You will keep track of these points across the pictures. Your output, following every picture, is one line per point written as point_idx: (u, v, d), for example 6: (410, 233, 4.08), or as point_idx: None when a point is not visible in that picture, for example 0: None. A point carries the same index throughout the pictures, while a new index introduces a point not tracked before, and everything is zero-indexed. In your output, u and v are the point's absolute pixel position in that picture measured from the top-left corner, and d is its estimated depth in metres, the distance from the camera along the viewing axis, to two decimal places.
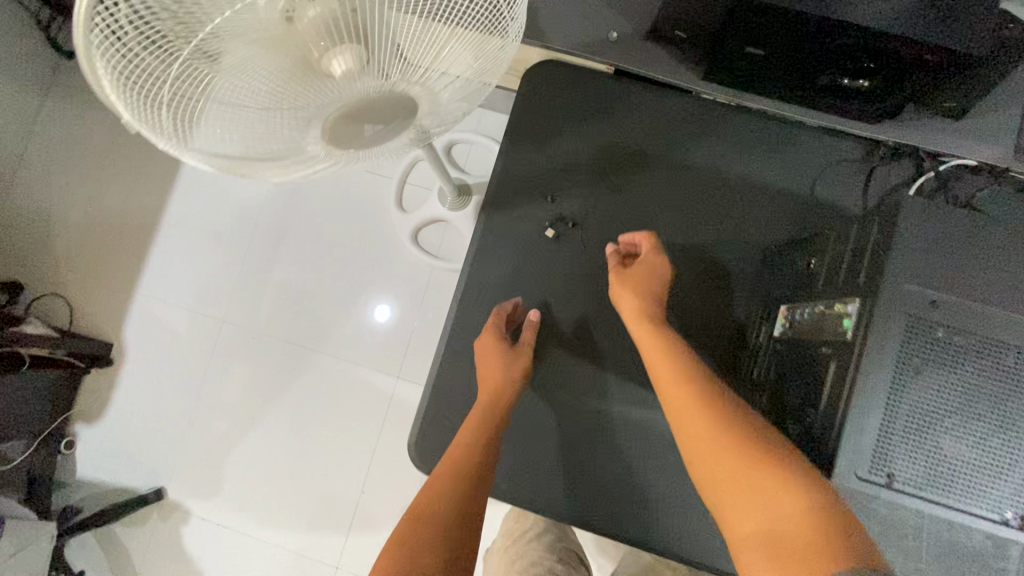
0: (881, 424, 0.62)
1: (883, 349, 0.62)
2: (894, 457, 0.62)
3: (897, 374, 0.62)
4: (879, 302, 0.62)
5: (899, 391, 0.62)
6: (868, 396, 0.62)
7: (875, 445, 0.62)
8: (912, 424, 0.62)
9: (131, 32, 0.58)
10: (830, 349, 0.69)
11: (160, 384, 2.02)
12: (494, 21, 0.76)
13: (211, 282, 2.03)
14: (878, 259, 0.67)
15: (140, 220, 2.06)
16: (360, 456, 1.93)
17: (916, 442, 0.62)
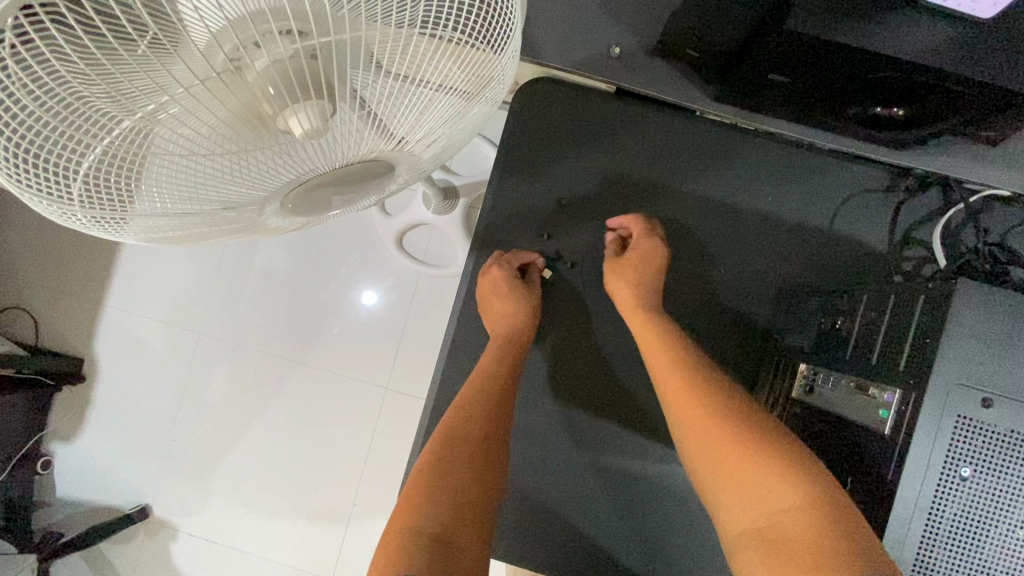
0: (924, 532, 0.57)
1: (927, 453, 0.56)
2: (938, 567, 0.57)
3: (943, 480, 0.56)
4: (925, 401, 0.56)
5: (944, 497, 0.56)
6: (910, 503, 0.56)
7: (917, 554, 0.57)
8: (956, 530, 0.56)
9: (33, 99, 0.48)
10: (864, 436, 0.63)
11: (136, 402, 1.90)
12: (482, 51, 0.65)
13: (185, 292, 1.90)
14: (919, 343, 0.60)
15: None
16: (351, 469, 1.84)
17: (960, 548, 0.56)
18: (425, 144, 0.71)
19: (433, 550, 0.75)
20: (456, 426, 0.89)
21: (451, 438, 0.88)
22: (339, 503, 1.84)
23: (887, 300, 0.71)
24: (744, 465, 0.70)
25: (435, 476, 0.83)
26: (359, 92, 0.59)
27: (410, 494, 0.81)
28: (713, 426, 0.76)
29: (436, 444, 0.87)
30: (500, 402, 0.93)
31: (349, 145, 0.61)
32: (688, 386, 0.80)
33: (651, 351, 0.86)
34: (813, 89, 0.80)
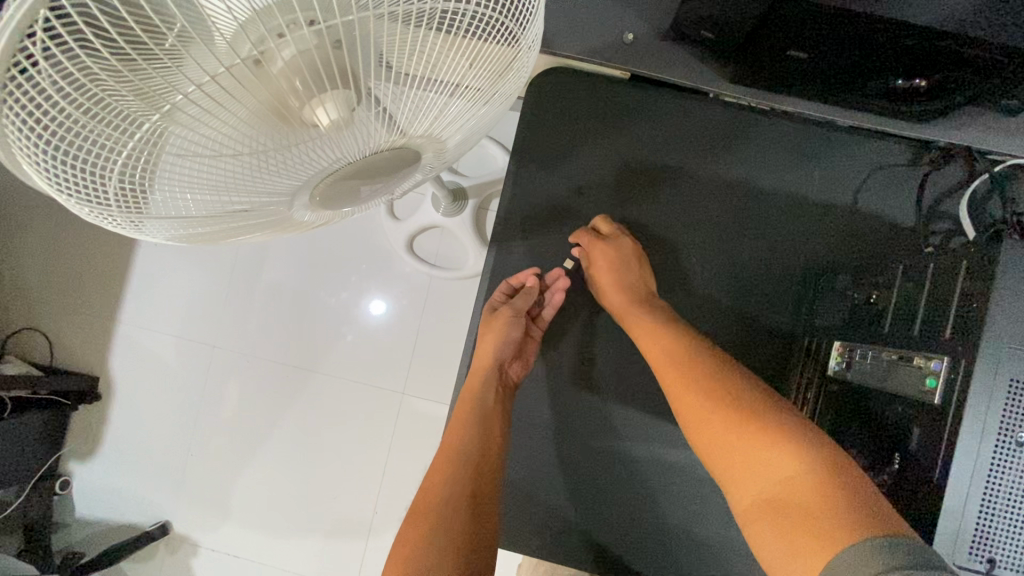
0: (981, 502, 0.55)
1: (982, 421, 0.54)
2: (996, 539, 0.55)
3: (999, 448, 0.54)
4: (978, 370, 0.54)
5: (1002, 465, 0.55)
6: (968, 474, 0.55)
7: (975, 526, 0.55)
8: (1014, 499, 0.55)
9: (62, 99, 0.47)
10: (913, 410, 0.62)
11: (152, 417, 1.89)
12: (498, 38, 0.63)
13: (198, 305, 1.90)
14: (963, 313, 0.59)
15: (114, 243, 1.90)
16: (370, 477, 1.83)
17: (1018, 516, 0.55)
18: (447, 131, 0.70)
19: None
20: (445, 467, 0.93)
21: (440, 481, 0.91)
22: (359, 512, 1.83)
23: (925, 271, 0.69)
24: (785, 471, 0.68)
25: (425, 518, 0.87)
26: (389, 78, 0.59)
27: (402, 542, 0.86)
28: (746, 434, 0.73)
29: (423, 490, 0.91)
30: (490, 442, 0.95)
31: (375, 132, 0.61)
32: (717, 398, 0.78)
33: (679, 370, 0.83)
34: (835, 66, 0.79)
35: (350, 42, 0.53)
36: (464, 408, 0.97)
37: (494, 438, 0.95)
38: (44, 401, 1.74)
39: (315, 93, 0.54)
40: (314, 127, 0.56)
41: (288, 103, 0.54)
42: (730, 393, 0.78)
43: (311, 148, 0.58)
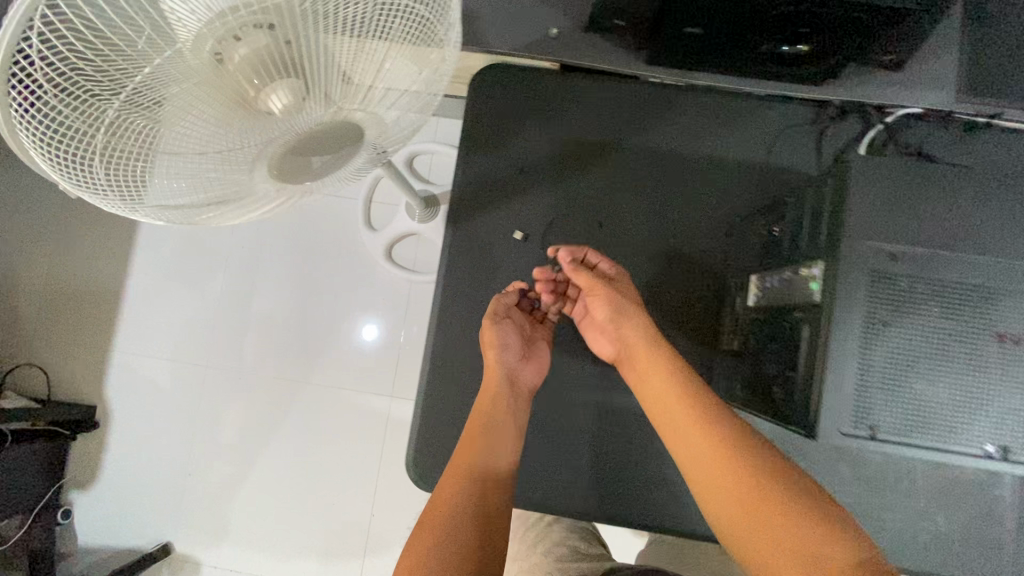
0: (860, 377, 0.76)
1: (850, 311, 0.76)
2: (875, 406, 0.76)
3: (866, 332, 0.77)
4: (840, 270, 0.77)
5: (870, 346, 0.77)
6: (845, 354, 0.76)
7: (858, 394, 0.76)
8: (886, 369, 0.76)
9: (51, 94, 0.57)
10: (804, 313, 0.84)
11: (148, 440, 1.94)
12: (421, 24, 0.71)
13: (190, 329, 1.97)
14: (834, 229, 0.81)
15: (106, 275, 1.98)
16: (365, 481, 1.88)
17: (888, 387, 0.76)
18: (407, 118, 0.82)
19: None
20: (460, 468, 0.88)
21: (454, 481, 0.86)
22: (356, 517, 1.87)
23: None
24: (764, 501, 0.74)
25: (439, 518, 0.80)
26: (334, 71, 0.67)
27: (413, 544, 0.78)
28: (728, 458, 0.78)
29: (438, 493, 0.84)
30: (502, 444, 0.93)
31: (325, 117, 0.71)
32: (701, 422, 0.82)
33: (668, 398, 0.86)
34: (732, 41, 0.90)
35: (292, 43, 0.61)
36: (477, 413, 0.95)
37: (507, 444, 0.93)
38: (41, 433, 1.78)
39: (267, 81, 0.64)
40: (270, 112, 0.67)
41: (243, 91, 0.64)
42: (716, 423, 0.82)
43: (268, 130, 0.69)
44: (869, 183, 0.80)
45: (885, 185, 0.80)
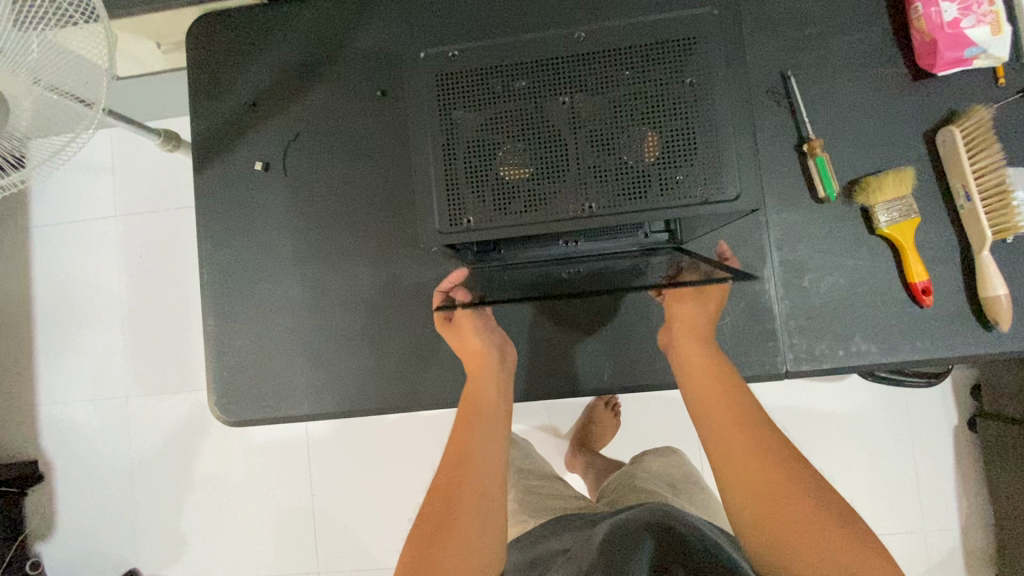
0: (944, 331, 0.70)
1: (953, 267, 0.70)
2: (941, 353, 0.70)
3: (967, 288, 0.70)
4: (973, 231, 0.68)
5: (966, 307, 0.70)
6: (931, 316, 0.70)
7: (934, 345, 0.70)
8: (972, 322, 0.70)
9: None
10: (937, 246, 0.71)
11: (92, 429, 1.43)
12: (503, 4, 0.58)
13: (132, 236, 1.43)
14: (983, 193, 0.69)
15: (59, 178, 1.46)
16: (347, 457, 1.35)
17: (966, 338, 0.70)
18: (678, 201, 0.47)
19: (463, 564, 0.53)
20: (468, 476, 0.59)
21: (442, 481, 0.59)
22: (341, 506, 1.34)
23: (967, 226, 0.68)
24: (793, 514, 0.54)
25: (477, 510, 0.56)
26: (544, 124, 0.48)
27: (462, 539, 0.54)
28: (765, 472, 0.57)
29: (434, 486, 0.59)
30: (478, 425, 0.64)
31: (569, 208, 0.48)
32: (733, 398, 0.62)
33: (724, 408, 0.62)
34: (872, 6, 0.72)
35: (466, 77, 0.49)
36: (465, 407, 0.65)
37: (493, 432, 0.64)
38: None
39: (463, 128, 0.49)
40: (477, 181, 0.49)
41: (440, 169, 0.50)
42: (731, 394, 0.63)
43: (514, 206, 0.48)
44: (1013, 160, 0.71)
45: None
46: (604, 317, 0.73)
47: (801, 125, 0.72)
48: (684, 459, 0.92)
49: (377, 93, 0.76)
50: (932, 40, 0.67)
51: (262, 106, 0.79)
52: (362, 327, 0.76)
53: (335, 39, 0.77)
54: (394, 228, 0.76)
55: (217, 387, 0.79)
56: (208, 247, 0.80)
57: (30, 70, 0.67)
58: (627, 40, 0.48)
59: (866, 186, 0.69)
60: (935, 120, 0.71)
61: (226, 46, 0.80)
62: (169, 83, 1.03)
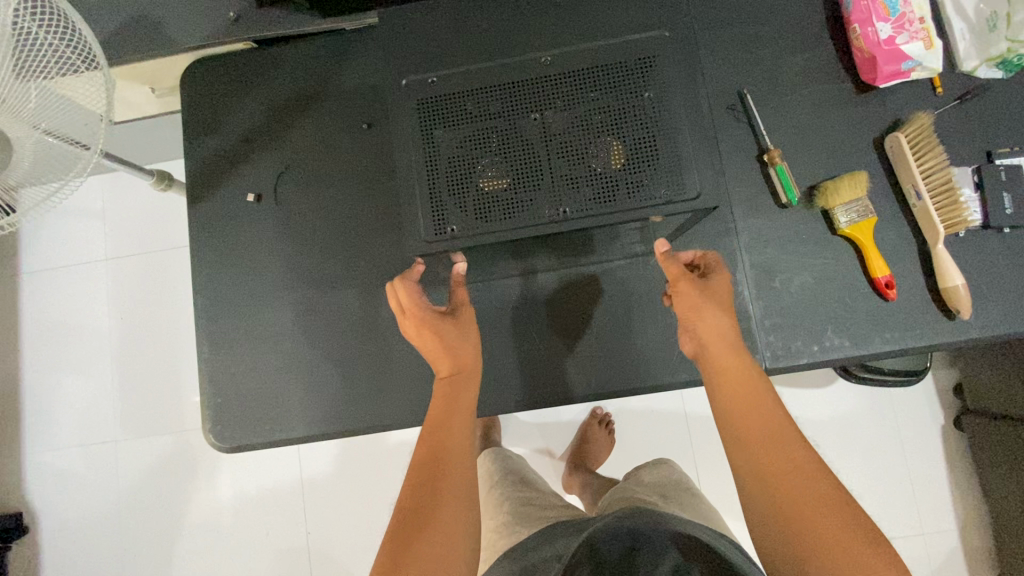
0: (910, 320, 0.74)
1: (912, 261, 0.75)
2: (907, 342, 0.73)
3: (928, 280, 0.74)
4: (929, 227, 0.73)
5: (929, 297, 0.74)
6: (896, 308, 0.74)
7: (901, 335, 0.73)
8: (937, 311, 0.74)
9: None
10: (896, 244, 0.75)
11: (79, 476, 1.40)
12: None
13: (125, 281, 1.45)
14: (934, 192, 0.74)
15: (50, 224, 1.49)
16: (342, 489, 1.34)
17: (931, 326, 0.73)
18: (645, 202, 0.51)
19: (435, 559, 0.53)
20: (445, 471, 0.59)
21: (416, 487, 0.59)
22: (339, 541, 1.32)
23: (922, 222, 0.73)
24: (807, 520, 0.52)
25: (455, 512, 0.57)
26: (520, 139, 0.52)
27: (437, 547, 0.54)
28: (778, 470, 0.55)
29: (411, 481, 0.60)
30: (450, 412, 0.63)
31: (545, 213, 0.51)
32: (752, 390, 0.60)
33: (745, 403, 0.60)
34: (818, 30, 0.79)
35: (446, 100, 0.54)
36: (436, 404, 0.64)
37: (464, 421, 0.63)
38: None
39: (444, 145, 0.53)
40: (458, 193, 0.53)
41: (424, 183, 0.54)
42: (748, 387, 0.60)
43: (493, 214, 0.52)
44: (959, 160, 0.77)
45: (969, 156, 0.77)
46: (589, 325, 0.75)
47: (759, 136, 0.77)
48: (674, 467, 0.93)
49: (364, 126, 0.81)
50: (872, 56, 0.74)
51: (252, 141, 0.83)
52: (355, 348, 0.78)
53: (322, 78, 0.82)
54: (384, 249, 0.79)
55: (212, 414, 0.80)
56: (202, 278, 0.82)
57: (28, 116, 0.70)
58: (591, 62, 0.53)
59: (824, 191, 0.74)
60: (882, 128, 0.77)
61: (218, 87, 0.84)
62: (162, 127, 1.07)
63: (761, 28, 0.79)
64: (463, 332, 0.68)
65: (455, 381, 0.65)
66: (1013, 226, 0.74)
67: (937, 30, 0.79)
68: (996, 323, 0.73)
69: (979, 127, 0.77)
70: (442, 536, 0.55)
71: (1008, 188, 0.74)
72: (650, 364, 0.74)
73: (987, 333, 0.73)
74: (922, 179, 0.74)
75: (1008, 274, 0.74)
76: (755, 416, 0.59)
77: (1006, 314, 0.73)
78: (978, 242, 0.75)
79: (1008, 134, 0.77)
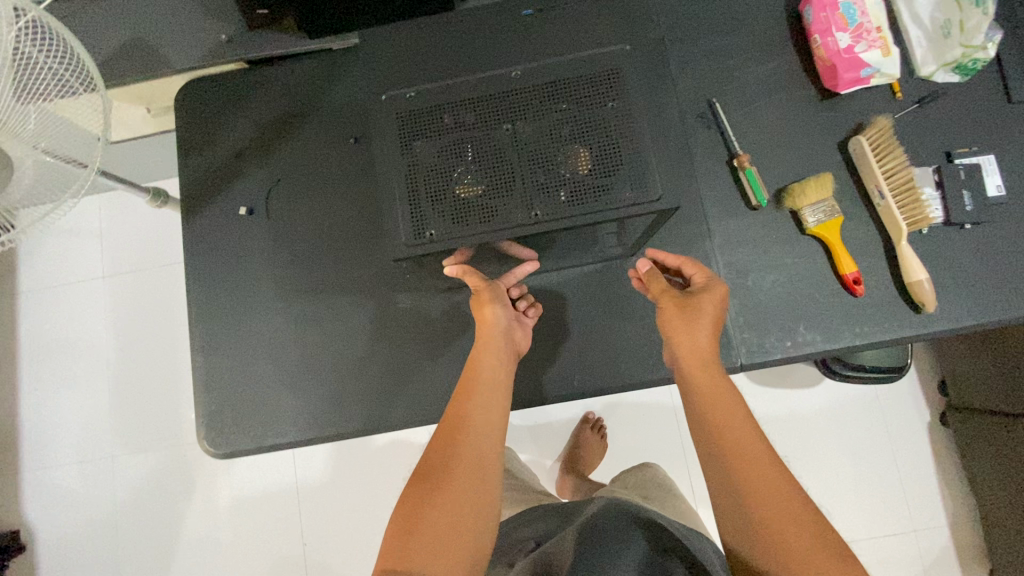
0: (879, 315, 0.77)
1: (879, 258, 0.78)
2: (877, 337, 0.76)
3: (895, 276, 0.77)
4: (893, 225, 0.76)
5: (896, 293, 0.77)
6: (865, 303, 0.77)
7: (871, 329, 0.76)
8: (905, 305, 0.77)
9: None
10: (863, 242, 0.78)
11: (78, 492, 1.41)
12: (456, 55, 0.67)
13: (123, 297, 1.47)
14: (896, 192, 0.78)
15: (48, 244, 1.52)
16: (340, 499, 1.35)
17: (899, 320, 0.76)
18: (612, 204, 0.54)
19: (444, 528, 0.56)
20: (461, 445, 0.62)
21: (432, 461, 0.61)
22: (336, 551, 1.33)
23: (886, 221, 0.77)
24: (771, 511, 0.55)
25: (466, 487, 0.59)
26: (493, 148, 0.56)
27: (444, 518, 0.57)
28: (746, 465, 0.58)
29: (432, 449, 0.63)
30: (477, 387, 0.66)
31: (518, 217, 0.55)
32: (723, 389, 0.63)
33: (713, 396, 0.63)
34: (782, 41, 0.83)
35: (424, 113, 0.57)
36: (466, 380, 0.67)
37: (496, 397, 0.66)
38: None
39: (422, 155, 0.56)
40: (436, 200, 0.56)
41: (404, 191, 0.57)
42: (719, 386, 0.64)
43: (470, 219, 0.55)
44: (920, 161, 0.80)
45: (930, 157, 0.80)
46: (571, 327, 0.78)
47: (729, 142, 0.80)
48: (657, 472, 0.98)
49: (351, 141, 0.84)
50: (833, 64, 0.78)
51: (244, 156, 0.86)
52: (345, 354, 0.81)
53: (310, 95, 0.86)
54: (372, 258, 0.82)
55: (207, 422, 0.82)
56: (198, 289, 0.85)
57: (31, 138, 0.74)
58: (558, 75, 0.57)
59: (791, 194, 0.77)
60: (846, 132, 0.80)
61: (210, 106, 0.88)
62: (158, 146, 1.11)
63: (728, 40, 0.83)
64: (487, 314, 0.71)
65: (486, 357, 0.68)
66: (974, 223, 0.77)
67: (895, 39, 0.83)
68: (962, 315, 0.76)
69: (938, 130, 0.81)
70: (450, 507, 0.58)
71: (968, 186, 0.78)
72: (630, 364, 0.77)
73: (954, 325, 0.76)
74: (885, 180, 0.78)
75: (971, 268, 0.77)
76: (727, 414, 0.62)
77: (971, 306, 0.76)
78: (942, 238, 0.78)
79: (967, 135, 0.80)
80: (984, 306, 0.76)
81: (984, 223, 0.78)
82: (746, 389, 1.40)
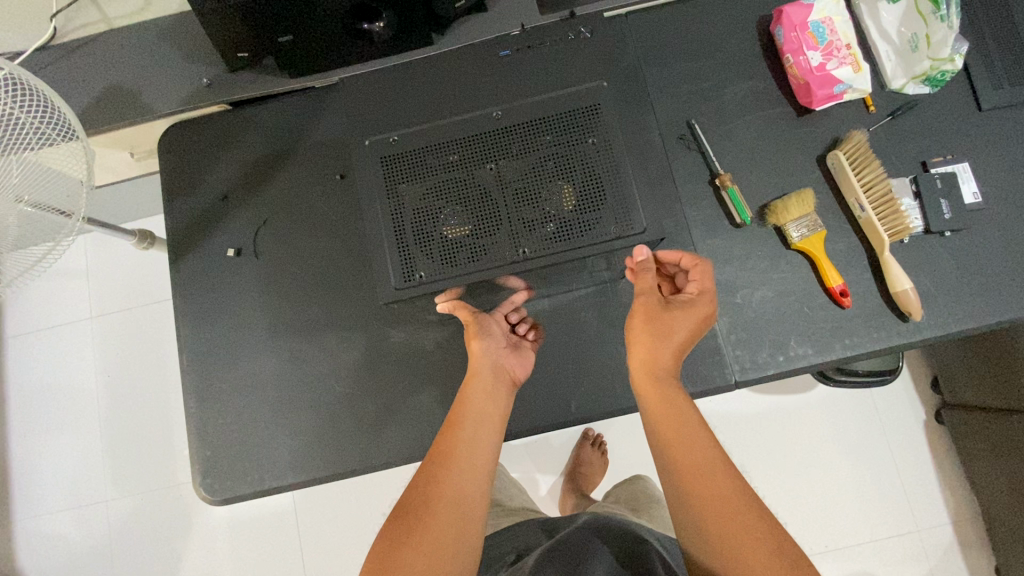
0: (865, 324, 0.78)
1: (863, 268, 0.79)
2: (863, 346, 0.77)
3: (879, 285, 0.78)
4: (874, 236, 0.78)
5: (880, 301, 0.78)
6: (851, 313, 0.78)
7: (858, 339, 0.77)
8: (891, 314, 0.78)
9: None
10: (847, 253, 0.80)
11: (71, 539, 1.38)
12: (437, 93, 0.67)
13: (113, 337, 1.46)
14: (875, 203, 0.79)
15: (35, 287, 1.50)
16: (342, 531, 1.33)
17: (885, 329, 0.77)
18: (596, 239, 0.55)
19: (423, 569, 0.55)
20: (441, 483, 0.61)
21: (410, 500, 0.61)
22: None
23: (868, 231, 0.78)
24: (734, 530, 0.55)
25: (446, 524, 0.59)
26: (477, 189, 0.56)
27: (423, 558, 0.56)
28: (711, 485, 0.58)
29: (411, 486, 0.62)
30: (462, 419, 0.66)
31: (503, 255, 0.55)
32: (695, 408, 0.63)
33: (680, 415, 0.63)
34: (757, 60, 0.85)
35: (408, 156, 0.58)
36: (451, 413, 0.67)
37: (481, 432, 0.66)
38: None
39: (408, 199, 0.57)
40: (424, 242, 0.56)
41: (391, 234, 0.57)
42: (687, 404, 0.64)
43: (458, 260, 0.56)
44: (898, 171, 0.82)
45: (907, 167, 0.82)
46: (564, 352, 0.78)
47: (710, 162, 0.82)
48: (649, 484, 1.03)
49: (336, 177, 0.85)
50: (806, 82, 0.80)
51: (230, 197, 0.86)
52: (340, 391, 0.80)
53: (294, 134, 0.86)
54: (362, 292, 0.82)
55: (203, 467, 0.81)
56: (188, 332, 0.84)
57: (16, 192, 0.73)
58: (538, 113, 0.58)
59: (774, 210, 0.79)
60: (824, 147, 0.82)
61: (193, 149, 0.88)
62: (144, 187, 1.11)
63: (704, 63, 0.84)
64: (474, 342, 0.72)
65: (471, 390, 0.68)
66: (953, 229, 0.79)
67: (865, 54, 0.85)
68: (947, 321, 0.77)
69: (912, 140, 0.82)
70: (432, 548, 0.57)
71: (946, 193, 0.79)
72: (624, 386, 0.77)
73: (939, 330, 0.77)
74: (864, 193, 0.79)
75: (952, 273, 0.78)
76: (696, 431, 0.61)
77: (954, 311, 0.77)
78: (923, 246, 0.79)
79: (940, 144, 0.82)
80: (967, 310, 0.77)
81: (963, 229, 0.79)
82: (743, 398, 1.40)
